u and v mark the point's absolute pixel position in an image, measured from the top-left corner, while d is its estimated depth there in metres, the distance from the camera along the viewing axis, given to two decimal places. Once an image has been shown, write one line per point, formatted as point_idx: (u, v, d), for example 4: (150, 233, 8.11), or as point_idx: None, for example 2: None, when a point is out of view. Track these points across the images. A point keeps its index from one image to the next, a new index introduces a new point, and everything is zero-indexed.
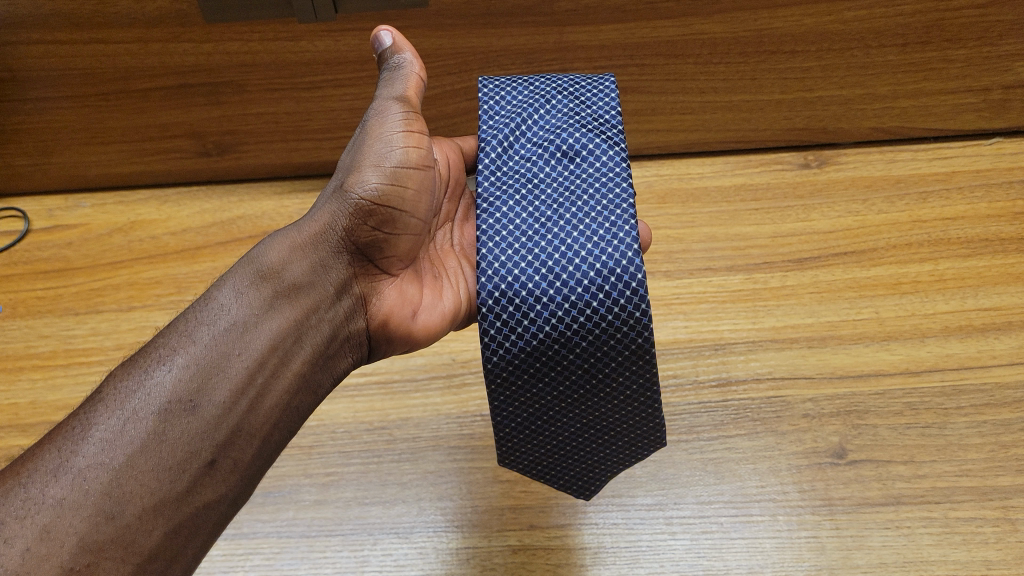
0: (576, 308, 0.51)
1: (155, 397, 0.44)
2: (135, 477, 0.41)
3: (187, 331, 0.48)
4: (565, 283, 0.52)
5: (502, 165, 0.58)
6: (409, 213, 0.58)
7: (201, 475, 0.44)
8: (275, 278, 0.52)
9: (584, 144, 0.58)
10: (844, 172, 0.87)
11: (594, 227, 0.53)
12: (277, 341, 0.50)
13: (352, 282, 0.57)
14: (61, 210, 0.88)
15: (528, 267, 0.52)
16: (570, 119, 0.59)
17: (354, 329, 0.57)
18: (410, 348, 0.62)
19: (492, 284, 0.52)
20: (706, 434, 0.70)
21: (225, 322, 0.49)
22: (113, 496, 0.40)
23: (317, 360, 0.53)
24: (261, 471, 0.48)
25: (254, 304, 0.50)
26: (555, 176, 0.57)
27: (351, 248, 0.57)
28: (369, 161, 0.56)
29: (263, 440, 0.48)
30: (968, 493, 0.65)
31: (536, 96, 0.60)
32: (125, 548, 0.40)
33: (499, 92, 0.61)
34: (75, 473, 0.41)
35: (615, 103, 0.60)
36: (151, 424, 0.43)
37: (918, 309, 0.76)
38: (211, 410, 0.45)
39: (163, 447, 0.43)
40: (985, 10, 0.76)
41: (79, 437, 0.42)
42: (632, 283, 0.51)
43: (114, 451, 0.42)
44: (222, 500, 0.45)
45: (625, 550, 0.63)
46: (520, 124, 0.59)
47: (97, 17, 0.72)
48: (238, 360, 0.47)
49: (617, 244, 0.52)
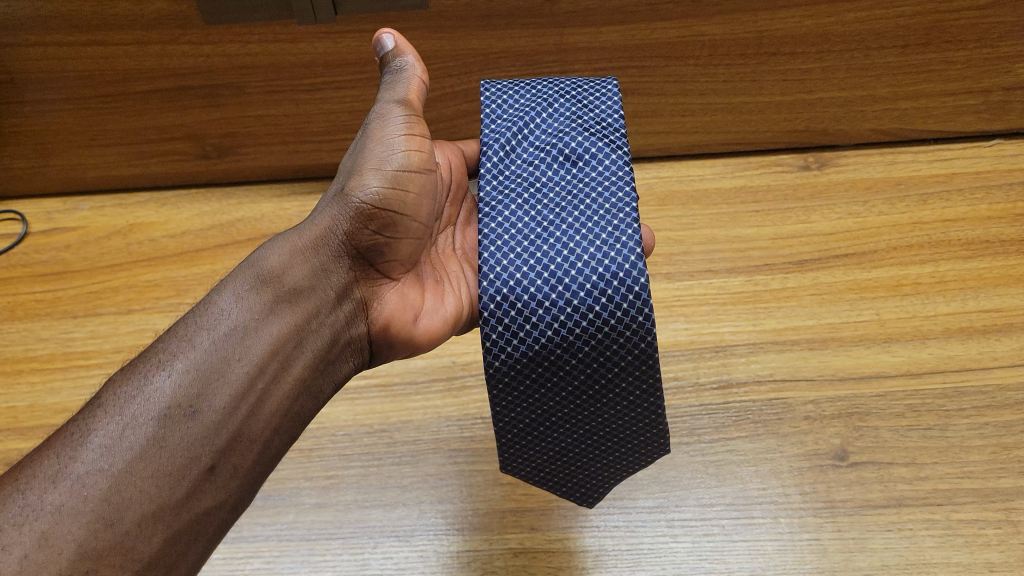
0: (579, 312, 0.51)
1: (155, 403, 0.44)
2: (134, 483, 0.41)
3: (187, 336, 0.48)
4: (568, 287, 0.51)
5: (504, 169, 0.58)
6: (410, 217, 0.58)
7: (201, 481, 0.43)
8: (275, 283, 0.52)
9: (587, 148, 0.58)
10: (844, 174, 0.87)
11: (597, 231, 0.53)
12: (277, 345, 0.49)
13: (353, 287, 0.57)
14: (60, 213, 0.87)
15: (530, 271, 0.52)
16: (572, 123, 0.59)
17: (355, 333, 0.57)
18: (412, 353, 0.62)
19: (494, 289, 0.52)
20: (707, 436, 0.70)
21: (226, 327, 0.48)
22: (112, 503, 0.40)
23: (317, 364, 0.52)
24: (262, 477, 0.48)
25: (254, 308, 0.50)
26: (557, 179, 0.57)
27: (352, 253, 0.56)
28: (370, 164, 0.56)
29: (264, 445, 0.47)
30: (970, 495, 0.65)
31: (538, 100, 0.60)
32: (124, 554, 0.39)
33: (501, 95, 0.61)
34: (74, 479, 0.40)
35: (617, 106, 0.59)
36: (151, 430, 0.43)
37: (919, 311, 0.76)
38: (211, 415, 0.45)
39: (163, 453, 0.43)
40: (985, 11, 0.76)
41: (78, 443, 0.42)
42: (635, 287, 0.51)
43: (114, 457, 0.42)
44: (222, 506, 0.45)
45: (627, 553, 0.63)
46: (523, 127, 0.59)
47: (95, 19, 0.72)
48: (238, 365, 0.47)
49: (620, 248, 0.52)
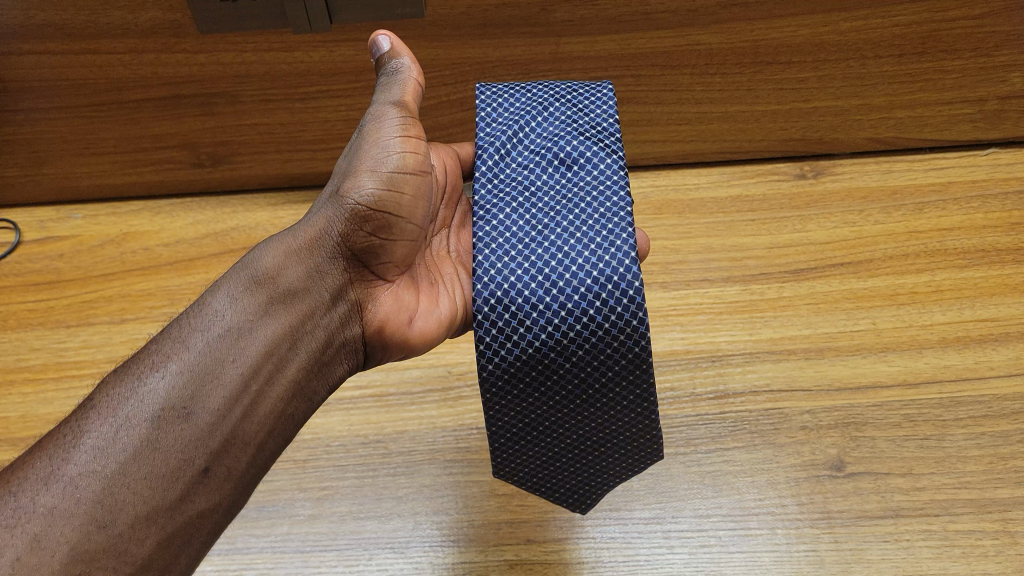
0: (573, 317, 0.51)
1: (149, 404, 0.44)
2: (127, 485, 0.41)
3: (181, 337, 0.47)
4: (562, 291, 0.51)
5: (499, 172, 0.57)
6: (405, 219, 0.57)
7: (195, 483, 0.43)
8: (270, 284, 0.51)
9: (582, 152, 0.57)
10: (841, 183, 0.87)
11: (592, 234, 0.53)
12: (272, 346, 0.49)
13: (348, 288, 0.57)
14: (53, 222, 0.87)
15: (524, 275, 0.52)
16: (568, 126, 0.59)
17: (350, 335, 0.56)
18: (407, 356, 0.61)
19: (488, 292, 0.52)
20: (704, 446, 0.69)
21: (221, 328, 0.48)
22: (105, 505, 0.40)
23: (312, 366, 0.52)
24: (256, 479, 0.48)
25: (249, 309, 0.50)
26: (553, 184, 0.57)
27: (347, 253, 0.56)
28: (365, 165, 0.55)
29: (258, 447, 0.47)
30: (967, 505, 0.65)
31: (533, 103, 0.60)
32: (116, 558, 0.39)
33: (496, 98, 0.60)
34: (66, 482, 0.40)
35: (613, 110, 0.59)
36: (144, 431, 0.43)
37: (915, 320, 0.76)
38: (206, 417, 0.45)
39: (157, 455, 0.42)
40: (980, 20, 0.76)
41: (71, 445, 0.42)
42: (630, 291, 0.51)
43: (107, 459, 0.41)
44: (216, 509, 0.44)
45: (623, 564, 0.63)
46: (518, 131, 0.59)
47: (90, 28, 0.72)
48: (232, 366, 0.47)
49: (615, 252, 0.52)
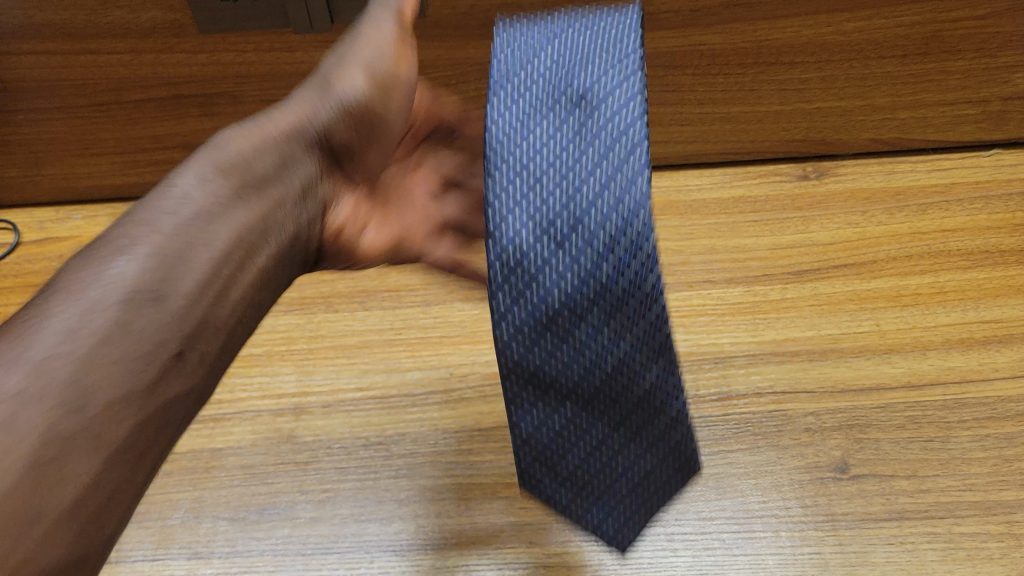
0: (599, 274, 0.39)
1: (114, 286, 0.39)
2: (94, 373, 0.37)
3: (145, 214, 0.43)
4: (584, 234, 0.39)
5: (505, 118, 0.41)
6: (387, 118, 0.57)
7: (169, 366, 0.39)
8: (240, 168, 0.47)
9: (607, 82, 0.41)
10: (844, 184, 0.86)
11: (616, 170, 0.39)
12: (242, 233, 0.45)
13: (319, 181, 0.53)
14: (51, 222, 0.86)
15: (533, 226, 0.39)
16: (594, 51, 0.42)
17: (314, 232, 0.53)
18: (348, 264, 0.60)
19: (497, 249, 0.39)
20: (707, 449, 0.69)
21: (191, 211, 0.44)
22: (65, 399, 0.36)
23: (280, 256, 0.49)
24: (222, 369, 0.44)
25: (220, 192, 0.45)
26: (587, 125, 0.40)
27: (323, 146, 0.54)
28: (357, 58, 0.54)
29: (228, 334, 0.44)
30: (972, 508, 0.64)
31: (551, 35, 0.44)
32: (58, 475, 0.35)
33: (513, 33, 0.44)
34: (24, 367, 0.35)
35: (639, 34, 0.42)
36: (114, 313, 0.38)
37: (919, 322, 0.76)
38: (178, 302, 0.41)
39: (130, 338, 0.38)
40: (984, 21, 0.76)
41: (24, 336, 0.37)
42: (643, 247, 0.38)
43: (70, 344, 0.37)
44: (188, 395, 0.41)
45: (626, 568, 0.62)
46: (533, 65, 0.43)
47: (90, 28, 0.71)
48: (204, 250, 0.43)
49: (635, 189, 0.38)
